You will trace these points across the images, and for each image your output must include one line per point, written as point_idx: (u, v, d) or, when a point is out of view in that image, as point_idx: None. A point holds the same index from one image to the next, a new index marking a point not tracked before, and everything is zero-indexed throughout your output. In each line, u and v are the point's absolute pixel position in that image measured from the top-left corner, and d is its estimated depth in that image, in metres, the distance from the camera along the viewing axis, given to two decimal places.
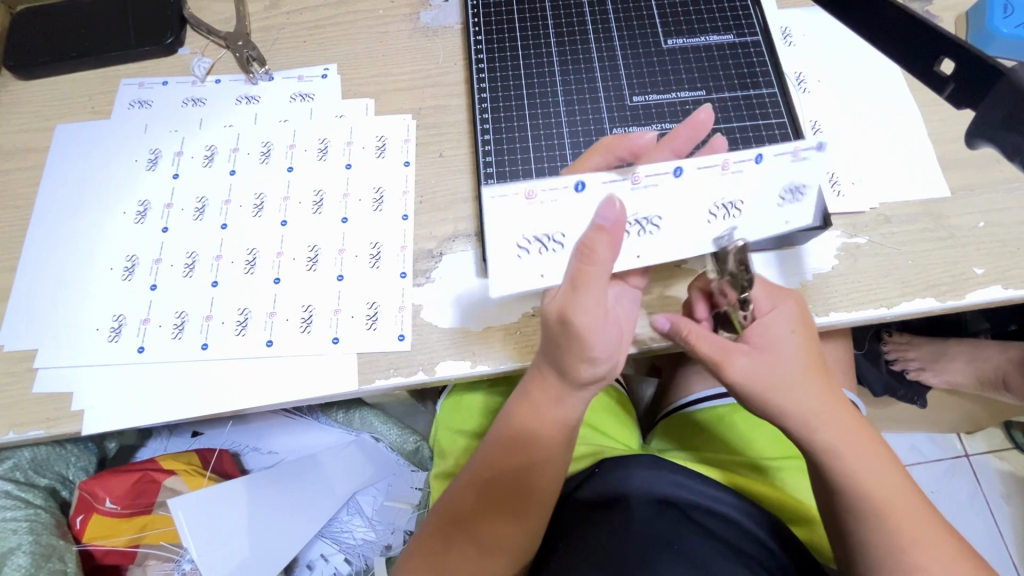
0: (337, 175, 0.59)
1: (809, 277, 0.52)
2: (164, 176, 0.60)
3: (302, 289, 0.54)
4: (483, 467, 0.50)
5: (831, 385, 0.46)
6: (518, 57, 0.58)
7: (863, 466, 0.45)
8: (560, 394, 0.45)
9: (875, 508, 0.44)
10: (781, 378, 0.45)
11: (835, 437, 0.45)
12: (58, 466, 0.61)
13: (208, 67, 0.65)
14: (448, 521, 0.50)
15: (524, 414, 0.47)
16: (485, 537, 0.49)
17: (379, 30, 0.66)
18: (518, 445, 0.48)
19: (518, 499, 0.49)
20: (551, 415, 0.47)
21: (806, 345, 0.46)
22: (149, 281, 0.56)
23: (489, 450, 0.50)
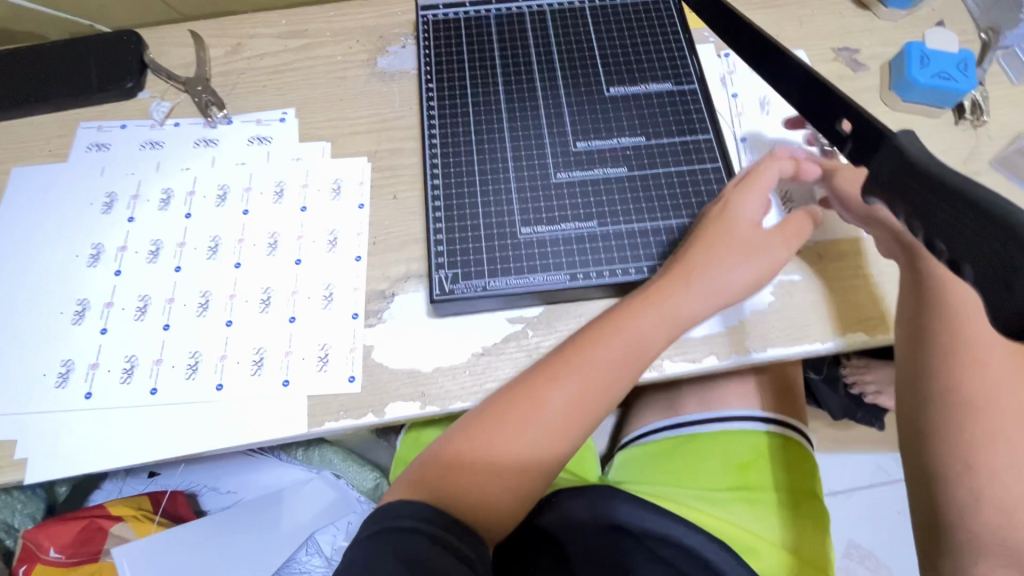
0: (292, 217, 0.60)
1: (746, 314, 0.55)
2: (118, 219, 0.60)
3: (253, 333, 0.55)
4: (547, 395, 0.47)
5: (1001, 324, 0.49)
6: (468, 104, 0.60)
7: (1000, 404, 0.47)
8: (688, 308, 0.49)
9: (977, 410, 0.47)
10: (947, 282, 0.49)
11: (1004, 368, 0.48)
12: (3, 514, 0.60)
13: (167, 111, 0.66)
14: (487, 447, 0.46)
15: (620, 339, 0.48)
16: (528, 470, 0.47)
17: (338, 74, 0.68)
18: (591, 388, 0.47)
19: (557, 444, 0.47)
20: (650, 338, 0.49)
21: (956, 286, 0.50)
22: (100, 325, 0.56)
23: (557, 370, 0.47)
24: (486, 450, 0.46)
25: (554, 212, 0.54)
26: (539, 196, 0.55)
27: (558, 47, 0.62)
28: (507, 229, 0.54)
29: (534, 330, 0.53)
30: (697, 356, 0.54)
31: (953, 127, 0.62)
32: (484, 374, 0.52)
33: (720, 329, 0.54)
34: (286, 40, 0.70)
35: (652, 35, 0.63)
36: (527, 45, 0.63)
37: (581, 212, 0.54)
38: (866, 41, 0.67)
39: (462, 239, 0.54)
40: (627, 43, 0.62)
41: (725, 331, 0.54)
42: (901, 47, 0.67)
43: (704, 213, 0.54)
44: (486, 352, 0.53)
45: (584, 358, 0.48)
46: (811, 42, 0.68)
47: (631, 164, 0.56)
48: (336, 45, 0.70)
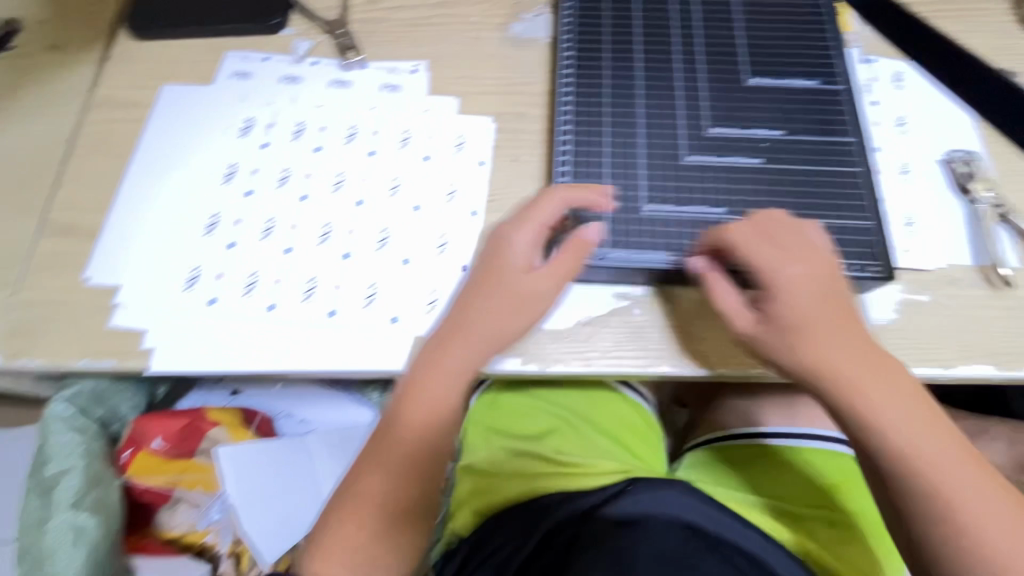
0: (415, 165, 0.61)
1: (867, 327, 0.53)
2: (254, 144, 0.64)
3: (367, 268, 0.57)
4: (390, 438, 0.50)
5: (850, 331, 0.47)
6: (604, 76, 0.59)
7: (979, 515, 0.44)
8: (465, 366, 0.50)
9: (972, 484, 0.44)
10: (791, 328, 0.47)
11: (966, 483, 0.44)
12: (115, 400, 0.63)
13: (307, 50, 0.69)
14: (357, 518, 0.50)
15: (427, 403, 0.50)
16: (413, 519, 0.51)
17: (472, 35, 0.69)
18: (379, 457, 0.50)
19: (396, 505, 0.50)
20: (440, 394, 0.49)
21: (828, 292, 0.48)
22: (228, 239, 0.59)
23: (399, 416, 0.50)
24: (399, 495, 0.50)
25: (681, 193, 0.53)
26: (668, 176, 0.54)
27: (703, 30, 0.61)
28: (631, 204, 0.53)
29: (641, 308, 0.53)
30: None
31: None
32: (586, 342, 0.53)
33: None
34: None
35: (802, 30, 0.61)
36: (671, 23, 0.61)
37: (710, 198, 0.53)
38: None
39: (585, 207, 0.54)
40: (774, 35, 0.60)
41: None
42: None
43: (836, 216, 0.52)
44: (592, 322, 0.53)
45: (405, 413, 0.50)
46: None
47: (766, 157, 0.55)
48: (473, 6, 0.71)
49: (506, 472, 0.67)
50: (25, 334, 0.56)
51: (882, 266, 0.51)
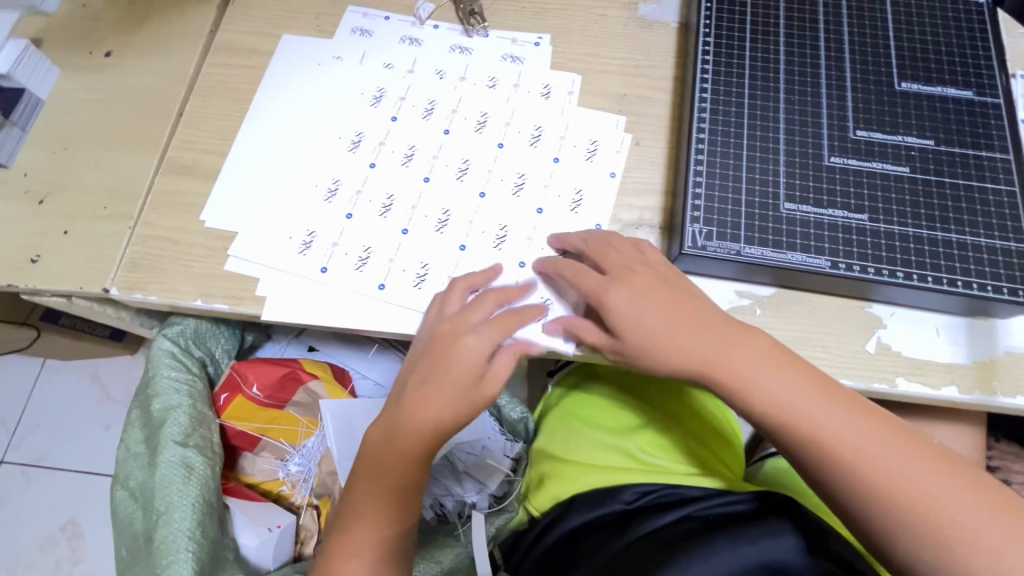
0: (543, 165, 0.60)
1: (1000, 353, 0.51)
2: (383, 113, 0.63)
3: (482, 260, 0.56)
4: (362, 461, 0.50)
5: (748, 339, 0.47)
6: (745, 67, 0.57)
7: (871, 457, 0.43)
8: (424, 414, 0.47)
9: (912, 484, 0.42)
10: (705, 364, 0.46)
11: (847, 439, 0.43)
12: (210, 343, 0.64)
13: (430, 12, 0.67)
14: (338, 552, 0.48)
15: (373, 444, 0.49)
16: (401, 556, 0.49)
17: (597, 11, 0.67)
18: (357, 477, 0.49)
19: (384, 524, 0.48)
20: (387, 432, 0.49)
21: (663, 295, 0.48)
22: (348, 210, 0.59)
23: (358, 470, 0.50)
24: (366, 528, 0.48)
25: (821, 193, 0.52)
26: (808, 175, 0.52)
27: (852, 30, 0.58)
28: (769, 200, 0.52)
29: (762, 309, 0.53)
30: (934, 383, 0.50)
31: None
32: None
33: (965, 361, 0.51)
34: None
35: (958, 38, 0.58)
36: (817, 17, 0.59)
37: (852, 203, 0.51)
38: None
39: (718, 199, 0.52)
40: (928, 40, 0.57)
41: (970, 364, 0.50)
42: None
43: (987, 235, 0.50)
44: None
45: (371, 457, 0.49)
46: None
47: (914, 166, 0.52)
48: None
49: (585, 460, 0.65)
50: (142, 268, 0.57)
51: None
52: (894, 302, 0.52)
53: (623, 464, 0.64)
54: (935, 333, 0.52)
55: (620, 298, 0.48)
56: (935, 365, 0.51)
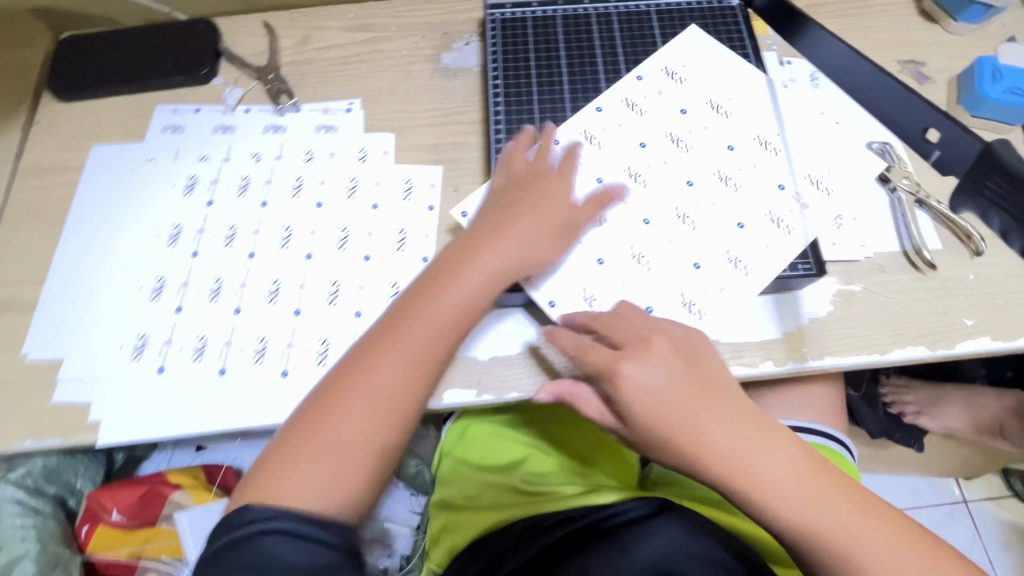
0: (363, 214, 0.61)
1: (805, 321, 0.55)
2: (198, 202, 0.63)
3: (318, 320, 0.56)
4: (366, 378, 0.47)
5: (768, 439, 0.46)
6: (535, 108, 0.63)
7: (724, 440, 0.45)
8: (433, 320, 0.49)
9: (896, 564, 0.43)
10: (713, 455, 0.45)
11: (719, 435, 0.45)
12: (67, 475, 0.62)
13: (239, 97, 0.69)
14: (307, 437, 0.46)
15: (394, 367, 0.48)
16: (358, 491, 0.46)
17: (404, 69, 0.70)
18: (355, 369, 0.48)
19: (376, 450, 0.46)
20: (395, 344, 0.48)
21: (686, 386, 0.47)
22: (176, 303, 0.58)
23: (335, 392, 0.47)
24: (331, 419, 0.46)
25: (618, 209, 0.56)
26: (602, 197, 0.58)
27: (624, 56, 0.65)
28: None
29: None
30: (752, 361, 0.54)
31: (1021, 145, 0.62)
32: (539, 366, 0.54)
33: (778, 334, 0.54)
34: (355, 33, 0.73)
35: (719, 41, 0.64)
36: (593, 50, 0.65)
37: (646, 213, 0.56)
38: (934, 53, 0.67)
39: None
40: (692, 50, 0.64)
41: (783, 336, 0.54)
42: (969, 62, 0.67)
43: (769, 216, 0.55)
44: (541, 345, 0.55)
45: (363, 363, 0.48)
46: (876, 54, 0.68)
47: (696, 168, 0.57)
48: (403, 40, 0.72)
49: (479, 505, 0.65)
50: None
51: (812, 263, 0.54)
52: None
53: (514, 500, 0.64)
54: (747, 312, 0.55)
55: (637, 375, 0.46)
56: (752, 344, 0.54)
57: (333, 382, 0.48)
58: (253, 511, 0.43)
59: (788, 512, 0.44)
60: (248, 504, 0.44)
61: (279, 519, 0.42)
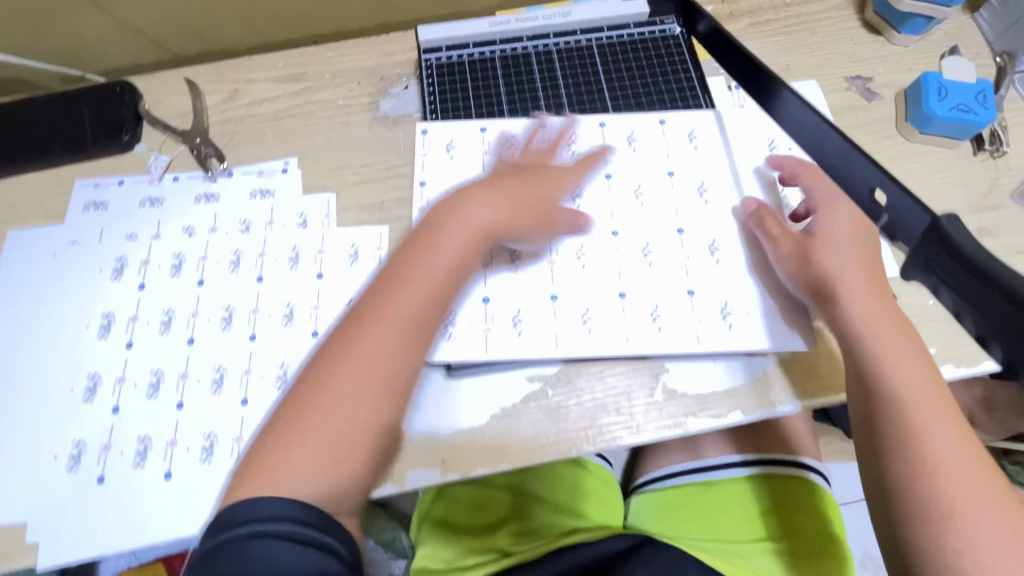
0: (308, 286, 0.58)
1: (771, 366, 0.54)
2: (129, 287, 0.58)
3: (267, 409, 0.53)
4: (353, 350, 0.47)
5: (901, 337, 0.50)
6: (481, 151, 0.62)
7: (858, 313, 0.50)
8: (422, 291, 0.49)
9: (976, 503, 0.44)
10: (863, 326, 0.50)
11: (866, 312, 0.50)
12: None
13: (165, 165, 0.64)
14: (299, 415, 0.45)
15: (386, 343, 0.47)
16: (350, 474, 0.44)
17: (340, 120, 0.66)
18: (342, 339, 0.48)
19: (354, 436, 0.45)
20: (375, 338, 0.47)
21: (863, 245, 0.53)
22: (112, 402, 0.54)
23: (335, 354, 0.47)
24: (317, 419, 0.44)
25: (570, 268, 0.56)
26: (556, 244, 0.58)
27: (567, 91, 0.65)
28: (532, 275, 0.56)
29: (553, 389, 0.53)
30: (720, 412, 0.52)
31: (970, 160, 0.61)
32: (504, 438, 0.52)
33: (743, 382, 0.53)
34: (286, 84, 0.69)
35: (660, 71, 0.66)
36: (534, 87, 0.65)
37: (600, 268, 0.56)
38: (879, 69, 0.67)
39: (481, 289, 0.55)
40: (635, 82, 0.65)
41: (749, 384, 0.53)
42: (914, 74, 0.66)
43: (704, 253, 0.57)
44: (506, 415, 0.53)
45: (355, 341, 0.47)
46: (823, 70, 0.67)
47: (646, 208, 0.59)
48: (337, 88, 0.68)
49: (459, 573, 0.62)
50: None
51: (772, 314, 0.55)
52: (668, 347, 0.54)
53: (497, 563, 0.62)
54: (712, 361, 0.54)
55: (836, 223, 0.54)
56: (718, 394, 0.53)
57: (333, 349, 0.47)
58: (248, 506, 0.40)
59: (893, 431, 0.47)
60: (242, 499, 0.41)
61: (272, 515, 0.40)
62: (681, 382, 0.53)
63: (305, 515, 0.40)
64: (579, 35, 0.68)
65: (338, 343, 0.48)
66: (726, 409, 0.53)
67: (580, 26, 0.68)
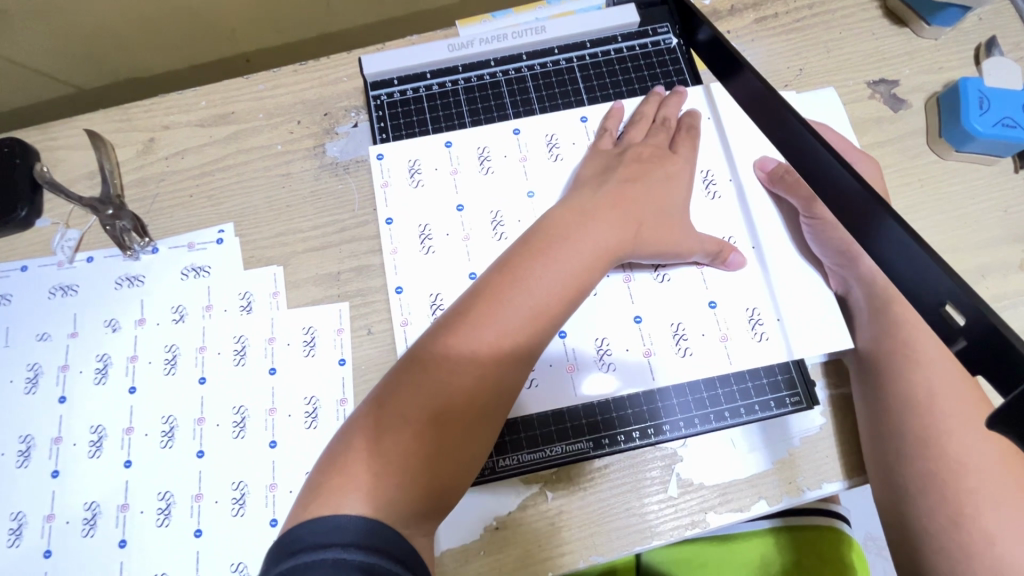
0: (261, 384, 0.50)
1: (797, 445, 0.47)
2: (48, 400, 0.50)
3: (226, 540, 0.46)
4: (452, 344, 0.41)
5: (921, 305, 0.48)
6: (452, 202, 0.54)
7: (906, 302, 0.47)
8: (565, 265, 0.45)
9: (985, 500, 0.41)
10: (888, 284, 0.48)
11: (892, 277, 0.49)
12: None
13: (75, 243, 0.54)
14: (394, 413, 0.39)
15: (485, 342, 0.41)
16: (436, 489, 0.39)
17: (281, 171, 0.56)
18: (467, 318, 0.42)
19: (443, 445, 0.39)
20: (505, 310, 0.42)
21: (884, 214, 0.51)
22: (43, 545, 0.46)
23: (459, 330, 0.42)
24: (424, 426, 0.39)
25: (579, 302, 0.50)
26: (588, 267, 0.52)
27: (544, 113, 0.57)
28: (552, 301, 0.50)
29: (553, 492, 0.47)
30: (744, 504, 0.46)
31: (1012, 179, 0.54)
32: (503, 554, 0.45)
33: (767, 466, 0.47)
34: (211, 129, 0.57)
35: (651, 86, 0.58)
36: (506, 114, 0.57)
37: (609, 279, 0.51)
38: (905, 70, 0.57)
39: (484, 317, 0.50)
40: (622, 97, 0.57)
41: (774, 468, 0.47)
42: (946, 74, 0.57)
43: (726, 250, 0.50)
44: (502, 526, 0.46)
45: (474, 321, 0.42)
46: (842, 73, 0.58)
47: None
48: (273, 129, 0.57)
49: None
50: None
51: (800, 393, 0.49)
52: (681, 432, 0.48)
53: None
54: (731, 444, 0.48)
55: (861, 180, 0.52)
56: (740, 484, 0.47)
57: (448, 329, 0.42)
58: (317, 526, 0.34)
59: (908, 411, 0.44)
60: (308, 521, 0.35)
61: (345, 542, 0.33)
62: (701, 471, 0.47)
63: (377, 541, 0.33)
64: (556, 53, 0.59)
65: (459, 320, 0.43)
66: (751, 499, 0.46)
67: (558, 42, 0.59)
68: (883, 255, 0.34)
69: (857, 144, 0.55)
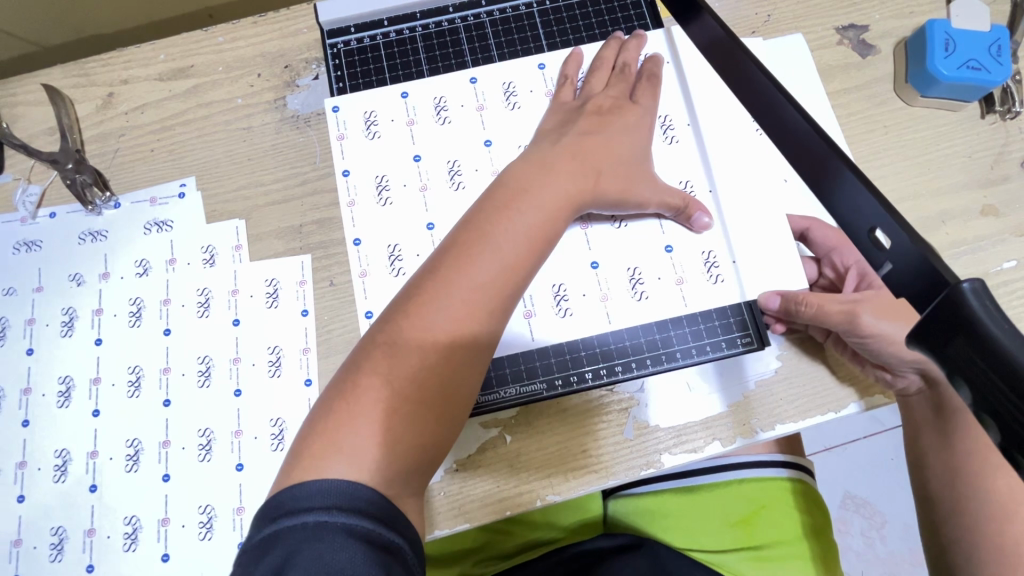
0: (224, 334, 0.50)
1: (751, 387, 0.48)
2: (16, 352, 0.50)
3: (194, 484, 0.47)
4: (423, 307, 0.41)
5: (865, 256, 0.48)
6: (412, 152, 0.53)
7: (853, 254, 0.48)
8: (532, 218, 0.45)
9: None
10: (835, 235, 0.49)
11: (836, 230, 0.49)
12: None
13: (36, 199, 0.54)
14: (371, 382, 0.39)
15: (456, 299, 0.41)
16: (421, 442, 0.39)
17: (242, 125, 0.55)
18: (436, 282, 0.42)
19: (425, 399, 0.40)
20: (472, 267, 0.42)
21: None
22: (16, 491, 0.48)
23: (427, 293, 0.42)
24: (403, 386, 0.39)
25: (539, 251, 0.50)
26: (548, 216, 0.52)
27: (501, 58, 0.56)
28: None
29: (512, 434, 0.48)
30: (698, 445, 0.47)
31: (976, 125, 0.53)
32: (463, 494, 0.47)
33: (721, 408, 0.48)
34: (169, 82, 0.57)
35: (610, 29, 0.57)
36: (464, 61, 0.56)
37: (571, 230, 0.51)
38: (874, 15, 0.56)
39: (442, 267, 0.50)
40: (580, 41, 0.57)
41: (728, 409, 0.48)
42: (915, 18, 0.56)
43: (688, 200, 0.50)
44: (461, 467, 0.47)
45: (442, 283, 0.42)
46: (811, 18, 0.57)
47: None
48: (233, 83, 0.56)
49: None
50: None
51: (752, 335, 0.49)
52: (636, 374, 0.49)
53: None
54: (688, 388, 0.49)
55: None
56: (694, 425, 0.48)
57: (412, 293, 0.42)
58: (300, 491, 0.34)
59: None
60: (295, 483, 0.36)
61: (327, 504, 0.34)
62: (657, 413, 0.48)
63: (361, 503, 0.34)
64: None
65: (422, 283, 0.42)
66: (705, 438, 0.47)
67: None
68: (829, 196, 0.35)
69: (823, 91, 0.54)
